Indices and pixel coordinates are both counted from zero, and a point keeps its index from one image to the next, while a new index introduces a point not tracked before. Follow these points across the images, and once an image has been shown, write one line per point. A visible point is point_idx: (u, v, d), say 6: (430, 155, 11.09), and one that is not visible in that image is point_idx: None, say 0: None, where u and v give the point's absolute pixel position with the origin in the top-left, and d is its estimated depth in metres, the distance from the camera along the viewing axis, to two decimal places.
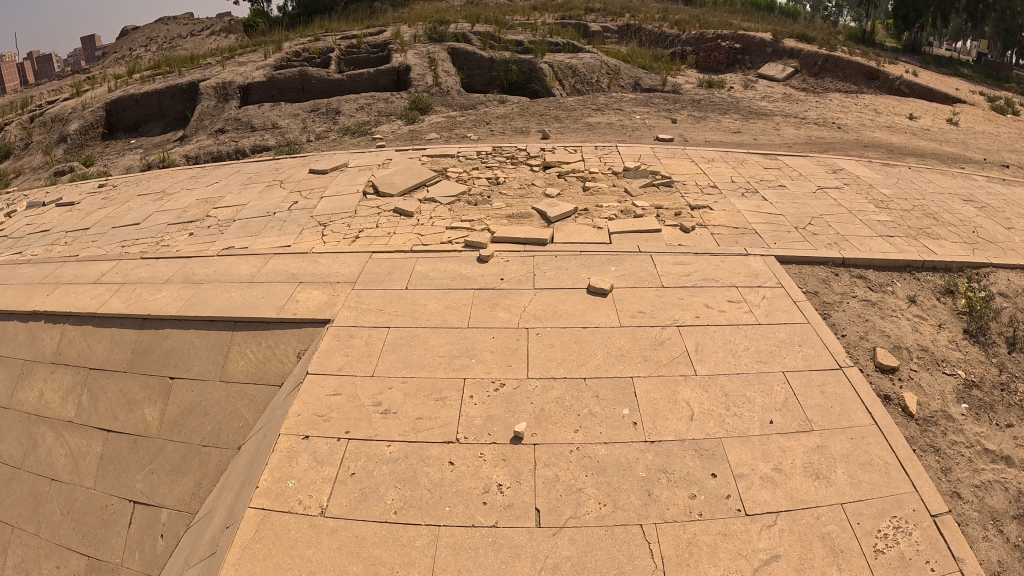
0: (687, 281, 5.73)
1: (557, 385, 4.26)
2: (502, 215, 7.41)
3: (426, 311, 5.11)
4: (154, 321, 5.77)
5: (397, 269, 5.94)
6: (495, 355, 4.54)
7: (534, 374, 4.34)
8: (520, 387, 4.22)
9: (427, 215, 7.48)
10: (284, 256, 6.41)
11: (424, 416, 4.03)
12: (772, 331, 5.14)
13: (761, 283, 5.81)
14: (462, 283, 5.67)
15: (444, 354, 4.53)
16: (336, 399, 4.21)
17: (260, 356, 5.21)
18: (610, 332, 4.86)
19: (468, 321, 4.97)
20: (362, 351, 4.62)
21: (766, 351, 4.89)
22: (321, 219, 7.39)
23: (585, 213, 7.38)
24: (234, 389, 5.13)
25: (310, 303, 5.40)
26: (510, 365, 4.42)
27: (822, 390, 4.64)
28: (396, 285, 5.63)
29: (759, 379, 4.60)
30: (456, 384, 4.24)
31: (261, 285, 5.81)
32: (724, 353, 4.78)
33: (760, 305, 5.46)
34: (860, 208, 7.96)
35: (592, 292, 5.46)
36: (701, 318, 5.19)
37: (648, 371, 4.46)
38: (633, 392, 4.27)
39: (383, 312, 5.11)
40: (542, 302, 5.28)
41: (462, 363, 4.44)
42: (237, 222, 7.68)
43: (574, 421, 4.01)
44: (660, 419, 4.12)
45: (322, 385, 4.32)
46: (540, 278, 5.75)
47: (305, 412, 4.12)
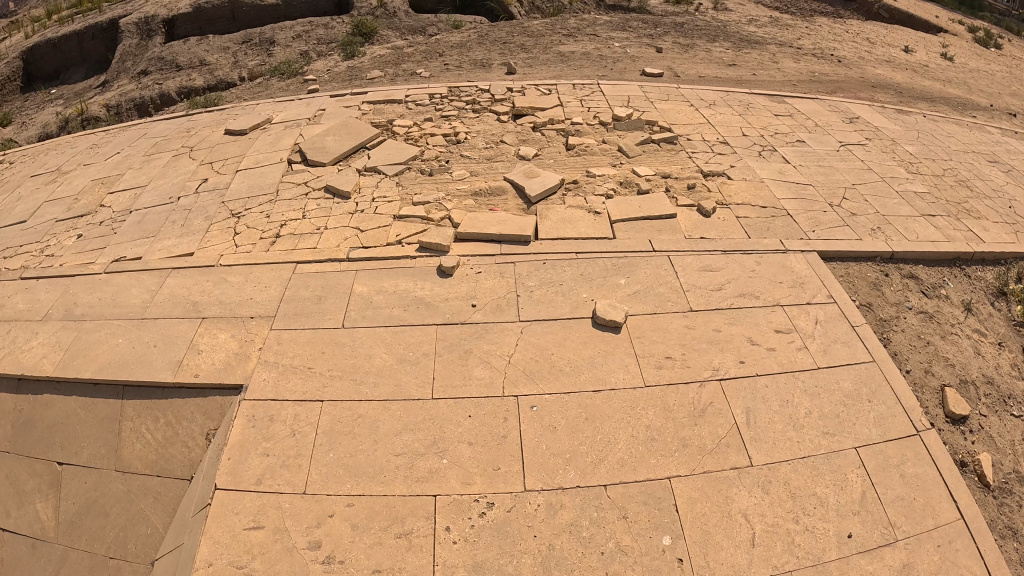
0: (720, 300, 4.47)
1: (567, 507, 3.14)
2: (466, 191, 5.88)
3: (375, 367, 3.83)
4: (32, 385, 4.23)
5: (331, 291, 4.56)
6: (475, 449, 3.35)
7: (532, 485, 3.21)
8: (519, 511, 3.10)
9: (365, 196, 5.94)
10: (185, 270, 5.05)
11: (383, 567, 2.83)
12: (833, 379, 3.98)
13: (809, 298, 4.55)
14: (422, 312, 4.31)
15: (402, 452, 3.31)
16: (257, 536, 2.93)
17: (158, 438, 3.85)
18: (632, 399, 3.69)
19: (434, 385, 3.69)
20: (285, 448, 3.33)
21: (833, 416, 3.76)
22: (235, 207, 5.95)
23: (571, 190, 5.86)
24: (134, 482, 3.79)
25: (216, 358, 4.05)
26: (497, 469, 3.27)
27: (901, 473, 3.58)
28: (331, 323, 4.25)
29: (831, 463, 3.53)
30: (425, 508, 3.06)
31: (154, 326, 4.42)
32: (784, 426, 3.66)
33: (815, 335, 4.27)
34: (891, 173, 6.49)
35: (600, 325, 4.22)
36: (745, 364, 4.01)
37: (686, 466, 3.36)
38: (668, 507, 3.18)
39: (313, 374, 3.79)
40: (536, 349, 4.00)
41: (429, 467, 3.24)
42: (132, 216, 6.21)
43: (597, 567, 2.94)
44: (713, 549, 3.06)
45: (236, 511, 3.03)
46: (525, 306, 4.36)
47: (221, 563, 2.83)
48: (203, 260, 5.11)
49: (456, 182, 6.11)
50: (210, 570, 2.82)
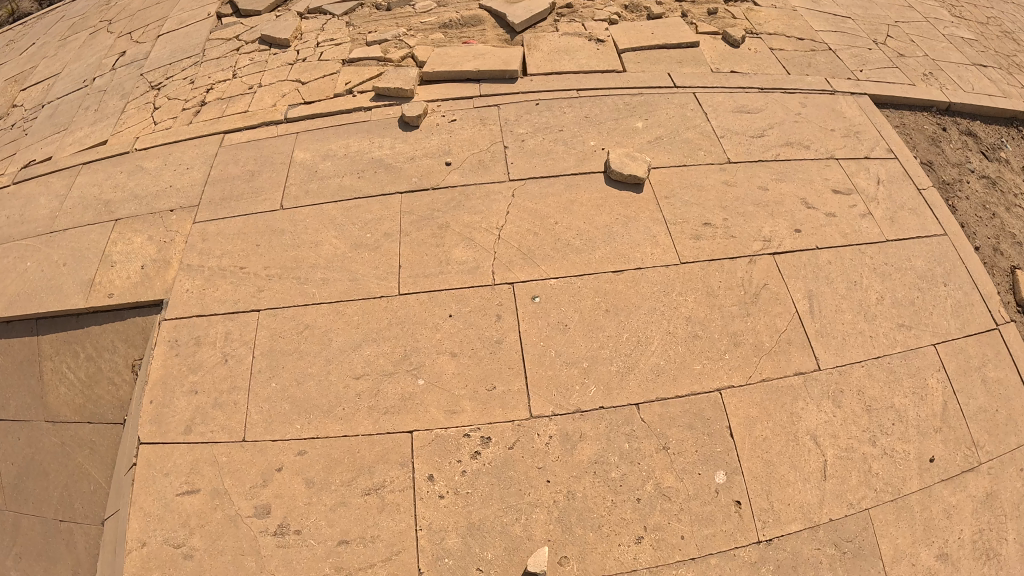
0: (765, 150, 3.33)
1: (588, 441, 2.22)
2: (433, 23, 4.60)
3: (312, 252, 2.84)
4: None
5: (266, 163, 3.74)
6: (462, 364, 2.38)
7: (541, 409, 2.27)
8: (524, 447, 2.20)
9: (302, 45, 4.82)
10: (96, 163, 4.18)
11: (351, 535, 2.10)
12: (905, 255, 3.04)
13: (866, 152, 3.51)
14: (376, 179, 3.09)
15: (363, 374, 2.41)
16: (194, 503, 2.23)
17: (81, 377, 3.21)
18: (666, 286, 2.64)
19: (400, 277, 2.66)
20: (217, 381, 2.53)
21: (908, 304, 2.85)
22: (155, 77, 4.90)
23: (566, 15, 4.61)
24: (66, 433, 3.12)
25: (132, 270, 3.43)
26: (492, 389, 2.31)
27: (983, 377, 2.73)
28: (267, 207, 3.14)
29: (908, 365, 2.66)
30: (392, 451, 2.20)
31: (62, 239, 3.68)
32: (854, 315, 2.74)
33: (879, 199, 3.26)
34: (935, 14, 5.59)
35: (615, 183, 3.02)
36: (802, 233, 2.97)
37: (741, 373, 2.44)
38: (720, 433, 2.29)
39: (246, 276, 2.87)
40: (531, 219, 2.83)
41: (402, 391, 2.33)
42: (43, 111, 5.21)
43: (633, 519, 2.10)
44: (777, 484, 2.27)
45: (166, 473, 2.32)
46: (514, 160, 3.09)
47: (156, 542, 2.17)
48: (115, 147, 4.23)
49: (421, 17, 4.84)
50: (145, 552, 2.16)
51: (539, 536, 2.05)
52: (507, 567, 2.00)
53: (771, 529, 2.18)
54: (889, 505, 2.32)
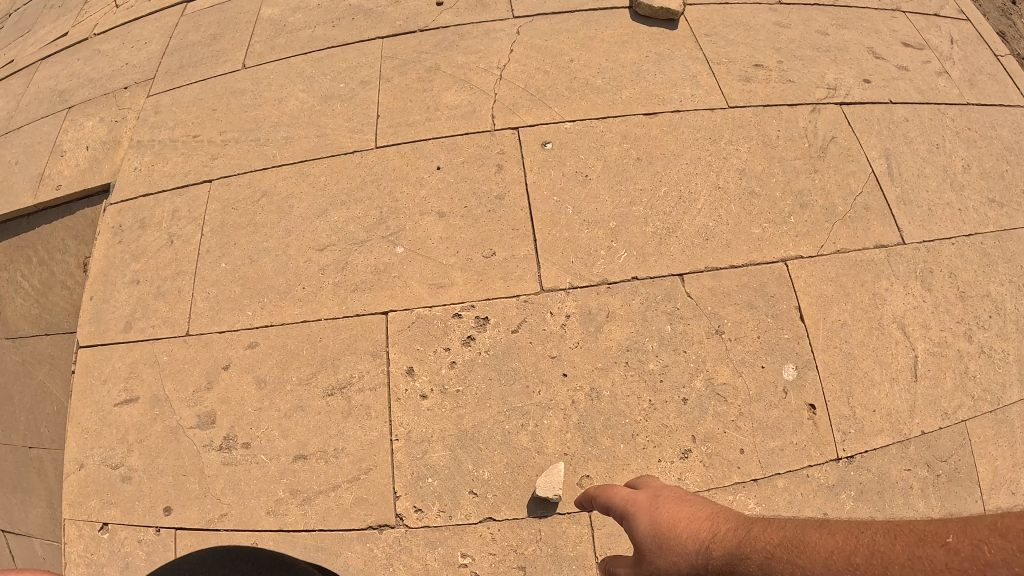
0: None
1: (617, 321, 1.65)
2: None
3: (261, 107, 2.26)
4: None
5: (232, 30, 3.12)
6: (451, 225, 1.78)
7: (555, 281, 1.68)
8: (532, 329, 1.63)
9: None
10: (54, 57, 3.57)
11: (309, 448, 1.60)
12: (991, 124, 2.34)
13: (936, 9, 2.73)
14: (361, 25, 2.42)
15: (329, 246, 1.81)
16: (133, 415, 1.78)
17: (36, 284, 2.86)
18: (711, 135, 1.98)
19: (379, 128, 2.01)
20: (162, 267, 2.00)
21: (999, 175, 2.21)
22: None
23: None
24: (25, 349, 2.81)
25: (80, 160, 2.88)
26: (491, 257, 1.72)
27: None
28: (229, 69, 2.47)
29: (1003, 248, 2.04)
30: (360, 337, 1.66)
31: (15, 137, 3.20)
32: (936, 177, 2.13)
33: (954, 58, 2.53)
34: None
35: (642, 19, 2.32)
36: (872, 84, 2.30)
37: (812, 242, 1.86)
38: (787, 315, 1.73)
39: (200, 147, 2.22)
40: (546, 58, 2.14)
41: (374, 262, 1.75)
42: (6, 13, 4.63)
43: (678, 428, 1.58)
44: (858, 384, 1.74)
45: (105, 379, 1.86)
46: None
47: (94, 463, 1.74)
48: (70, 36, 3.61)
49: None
50: (84, 475, 1.74)
51: (551, 450, 1.54)
52: (512, 490, 1.52)
53: (853, 443, 1.67)
54: (987, 418, 1.78)
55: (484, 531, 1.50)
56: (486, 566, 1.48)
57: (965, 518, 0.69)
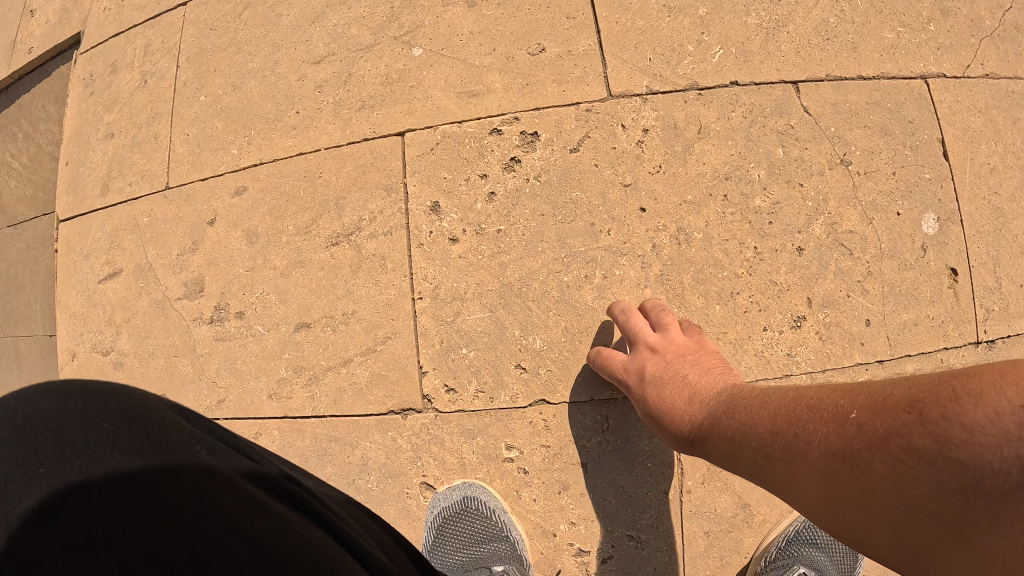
0: None
1: (711, 140, 1.24)
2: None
3: None
4: None
5: None
6: (482, 15, 1.30)
7: (627, 86, 1.25)
8: (598, 147, 1.23)
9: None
10: None
11: (311, 319, 1.26)
12: None
13: None
14: None
15: (326, 57, 1.37)
16: (117, 291, 1.48)
17: (26, 163, 2.54)
18: None
19: None
20: (137, 112, 1.64)
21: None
22: None
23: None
24: (26, 234, 2.50)
25: (48, 15, 2.43)
26: (540, 54, 1.27)
27: None
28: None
29: None
30: (372, 169, 1.28)
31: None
32: None
33: None
34: None
35: None
36: None
37: (956, 60, 1.36)
38: (929, 146, 1.31)
39: None
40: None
41: (384, 74, 1.32)
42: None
43: (786, 286, 1.21)
44: (1013, 246, 1.31)
45: (88, 253, 1.56)
46: None
47: (85, 350, 1.48)
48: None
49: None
50: (78, 366, 1.50)
51: None
52: (571, 365, 1.17)
53: (997, 324, 1.27)
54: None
55: (534, 419, 1.17)
56: (537, 463, 1.16)
57: (866, 389, 0.74)
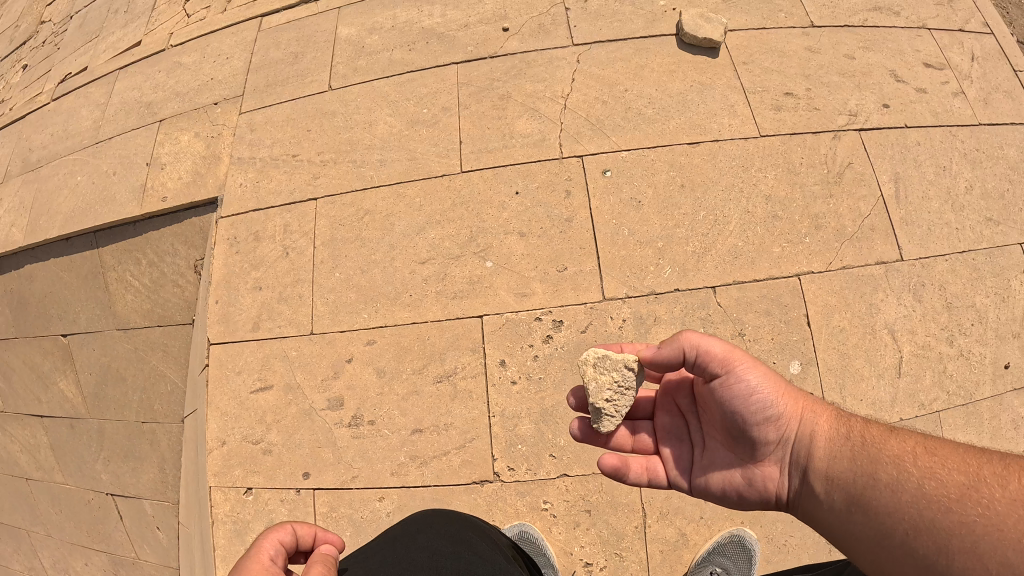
0: (851, 15, 2.78)
1: (663, 323, 2.11)
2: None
3: (347, 134, 2.61)
4: (13, 257, 3.80)
5: (309, 44, 2.91)
6: (531, 245, 2.24)
7: (614, 293, 2.15)
8: (597, 331, 2.11)
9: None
10: (137, 66, 3.95)
11: (423, 425, 2.10)
12: (994, 146, 2.63)
13: (960, 23, 2.91)
14: (431, 52, 2.68)
15: (429, 259, 2.29)
16: (269, 400, 2.27)
17: (146, 282, 3.34)
18: (734, 166, 2.37)
19: (463, 152, 2.42)
20: (280, 276, 2.44)
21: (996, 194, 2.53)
22: None
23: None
24: (138, 338, 3.33)
25: (182, 174, 3.28)
26: (565, 270, 2.19)
27: None
28: (316, 90, 2.77)
29: (993, 262, 2.38)
30: (465, 333, 2.15)
31: (111, 149, 3.62)
32: (941, 199, 2.46)
33: (972, 77, 2.76)
34: None
35: (688, 47, 2.60)
36: (890, 109, 2.58)
37: (822, 259, 2.26)
38: (797, 321, 2.17)
39: (299, 168, 2.60)
40: (603, 87, 2.50)
41: (470, 276, 2.23)
42: (73, 22, 5.49)
43: None
44: (851, 379, 2.16)
45: (239, 371, 2.34)
46: (579, 21, 2.63)
47: (236, 441, 2.25)
48: (153, 47, 3.93)
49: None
50: (226, 449, 2.25)
51: None
52: (581, 454, 2.03)
53: None
54: (960, 409, 2.17)
55: (561, 485, 2.01)
56: (562, 510, 1.99)
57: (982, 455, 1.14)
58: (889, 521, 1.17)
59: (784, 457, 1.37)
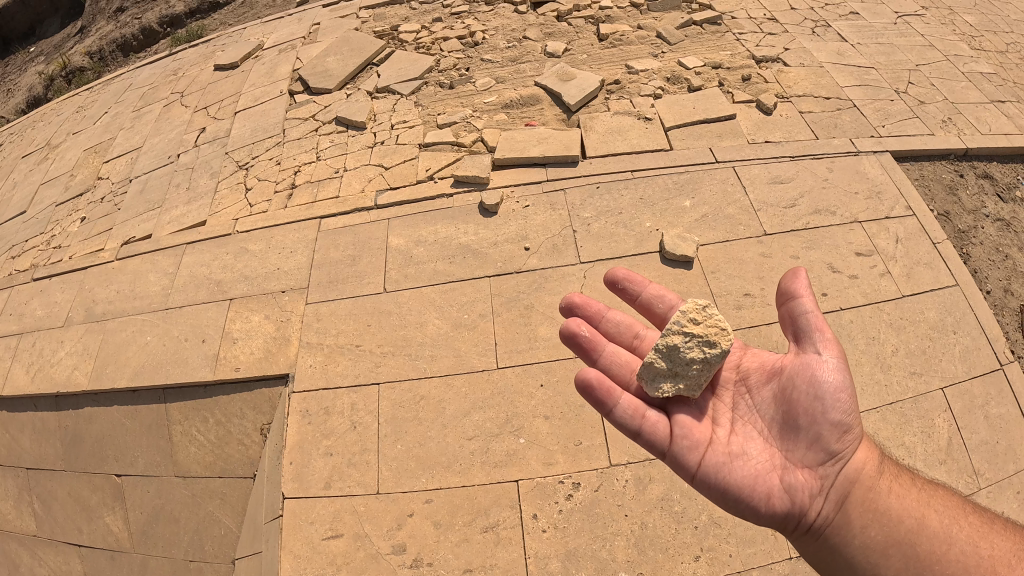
0: (797, 220, 4.10)
1: (657, 483, 3.00)
2: (496, 104, 4.99)
3: (420, 337, 3.65)
4: (71, 399, 4.30)
5: (364, 249, 4.24)
6: (553, 424, 3.21)
7: (619, 459, 3.08)
8: (607, 490, 3.00)
9: (321, 111, 5.72)
10: (199, 244, 4.88)
11: (473, 564, 2.86)
12: (920, 311, 3.78)
13: (887, 211, 4.25)
14: (469, 265, 3.91)
15: (474, 434, 3.22)
16: (339, 546, 3.00)
17: (211, 438, 3.83)
18: None
19: (497, 353, 3.49)
20: (349, 444, 3.32)
21: (919, 355, 3.60)
22: (241, 157, 5.63)
23: (614, 91, 5.01)
24: (197, 486, 3.81)
25: (253, 348, 3.97)
26: (579, 444, 3.14)
27: (986, 420, 3.43)
28: (372, 290, 3.99)
29: (918, 407, 3.43)
30: (507, 495, 3.02)
31: (181, 318, 4.35)
32: (872, 365, 3.54)
33: (898, 257, 4.00)
34: (955, 52, 6.23)
35: (671, 262, 3.75)
36: (828, 296, 3.78)
37: None
38: None
39: (383, 371, 3.56)
40: (604, 297, 3.60)
41: (507, 449, 3.15)
42: (134, 185, 6.37)
43: (692, 543, 2.85)
44: None
45: (312, 522, 3.09)
46: (585, 245, 3.88)
47: None
48: (219, 229, 4.89)
49: (482, 94, 5.19)
50: None
51: (619, 558, 2.83)
52: None
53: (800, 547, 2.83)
54: None
55: None
56: None
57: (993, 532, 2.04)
58: (922, 541, 2.01)
59: (830, 472, 2.16)
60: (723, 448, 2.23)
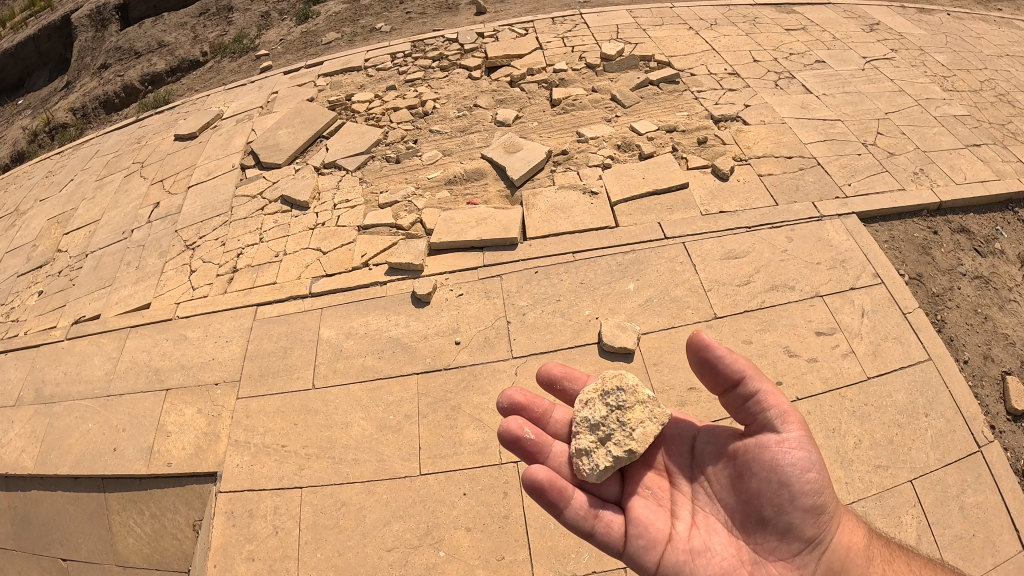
0: (750, 299, 3.86)
1: None
2: (439, 179, 4.83)
3: (346, 438, 3.40)
4: (20, 481, 4.02)
5: (296, 341, 4.01)
6: (475, 537, 2.94)
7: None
8: None
9: (268, 188, 5.55)
10: (141, 327, 4.63)
11: None
12: (885, 390, 3.52)
13: (852, 282, 4.00)
14: (393, 362, 3.69)
15: (393, 546, 2.97)
16: None
17: (148, 531, 3.56)
18: None
19: (421, 458, 3.23)
20: (270, 550, 3.07)
21: (884, 442, 3.33)
22: (189, 236, 5.43)
23: (561, 162, 4.85)
24: None
25: (186, 443, 3.70)
26: (502, 558, 2.87)
27: (961, 508, 3.16)
28: (300, 385, 3.76)
29: (882, 502, 3.14)
30: None
31: (120, 405, 4.08)
32: (831, 457, 3.27)
33: (862, 331, 3.75)
34: (926, 95, 6.05)
35: (608, 356, 3.51)
36: (784, 383, 3.51)
37: None
38: None
39: (306, 475, 3.30)
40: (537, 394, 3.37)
41: (427, 563, 2.89)
42: (90, 259, 6.19)
43: None
44: None
45: None
46: (517, 337, 3.66)
47: None
48: (160, 313, 4.65)
49: (427, 169, 5.02)
50: None
51: None
52: None
53: None
54: None
55: None
56: None
57: None
58: None
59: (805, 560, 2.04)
60: (689, 548, 2.08)
